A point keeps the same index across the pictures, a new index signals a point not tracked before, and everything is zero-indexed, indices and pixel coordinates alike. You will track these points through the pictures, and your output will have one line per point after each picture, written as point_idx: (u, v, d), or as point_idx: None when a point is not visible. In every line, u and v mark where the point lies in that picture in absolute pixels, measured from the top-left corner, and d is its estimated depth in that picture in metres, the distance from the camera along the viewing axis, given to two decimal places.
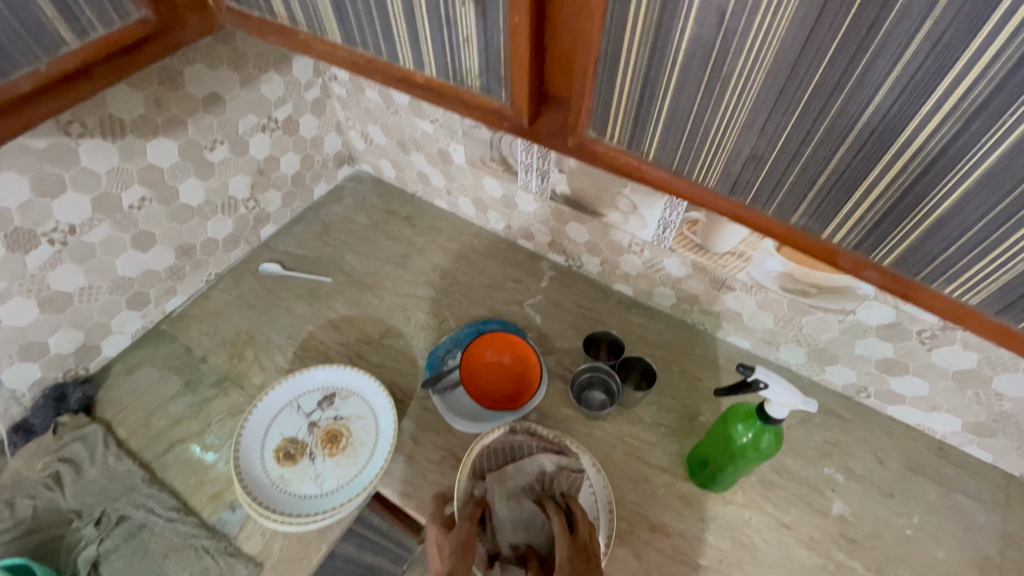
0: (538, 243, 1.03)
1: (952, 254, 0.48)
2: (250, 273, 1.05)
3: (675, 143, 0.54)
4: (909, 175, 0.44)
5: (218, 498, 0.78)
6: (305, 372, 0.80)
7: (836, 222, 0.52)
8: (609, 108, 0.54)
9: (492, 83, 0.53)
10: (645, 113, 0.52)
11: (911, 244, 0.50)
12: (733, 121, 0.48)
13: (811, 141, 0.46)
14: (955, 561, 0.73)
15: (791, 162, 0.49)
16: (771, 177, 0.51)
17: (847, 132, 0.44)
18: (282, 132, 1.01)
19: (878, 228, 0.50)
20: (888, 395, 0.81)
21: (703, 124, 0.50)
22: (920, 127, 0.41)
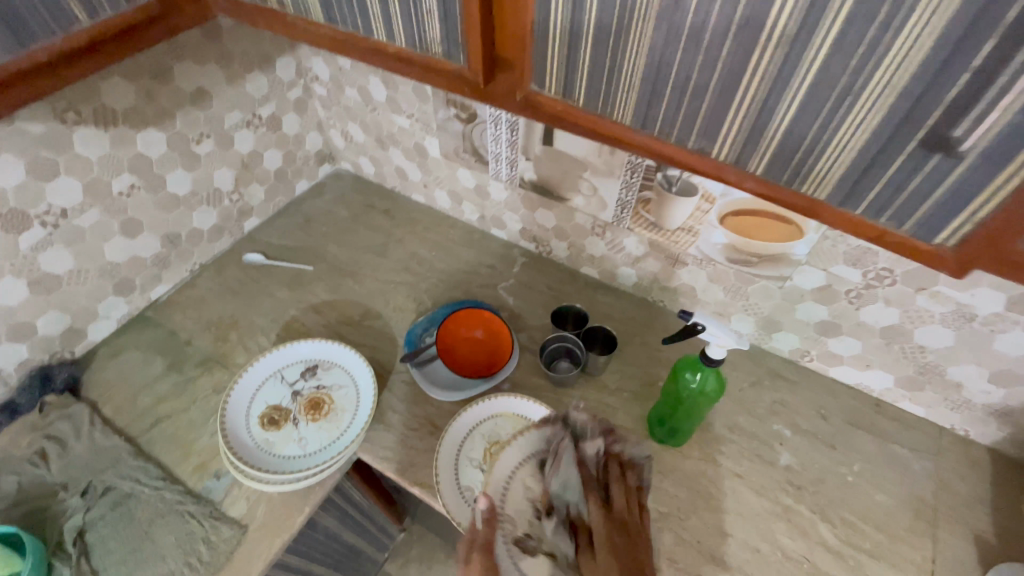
0: (510, 231, 1.10)
1: (827, 168, 0.42)
2: (233, 263, 1.09)
3: (589, 85, 0.48)
4: (759, 105, 0.41)
5: (203, 468, 0.81)
6: (289, 345, 0.85)
7: (724, 144, 0.45)
8: (542, 61, 0.49)
9: (454, 49, 0.52)
10: (570, 61, 0.48)
11: (794, 159, 0.43)
12: (631, 58, 0.44)
13: (701, 79, 0.42)
14: (893, 503, 0.79)
15: (676, 96, 0.44)
16: (668, 106, 0.45)
17: (731, 67, 0.40)
18: (266, 129, 1.07)
19: (761, 152, 0.44)
20: (829, 357, 0.89)
21: (604, 69, 0.46)
22: (777, 64, 0.38)
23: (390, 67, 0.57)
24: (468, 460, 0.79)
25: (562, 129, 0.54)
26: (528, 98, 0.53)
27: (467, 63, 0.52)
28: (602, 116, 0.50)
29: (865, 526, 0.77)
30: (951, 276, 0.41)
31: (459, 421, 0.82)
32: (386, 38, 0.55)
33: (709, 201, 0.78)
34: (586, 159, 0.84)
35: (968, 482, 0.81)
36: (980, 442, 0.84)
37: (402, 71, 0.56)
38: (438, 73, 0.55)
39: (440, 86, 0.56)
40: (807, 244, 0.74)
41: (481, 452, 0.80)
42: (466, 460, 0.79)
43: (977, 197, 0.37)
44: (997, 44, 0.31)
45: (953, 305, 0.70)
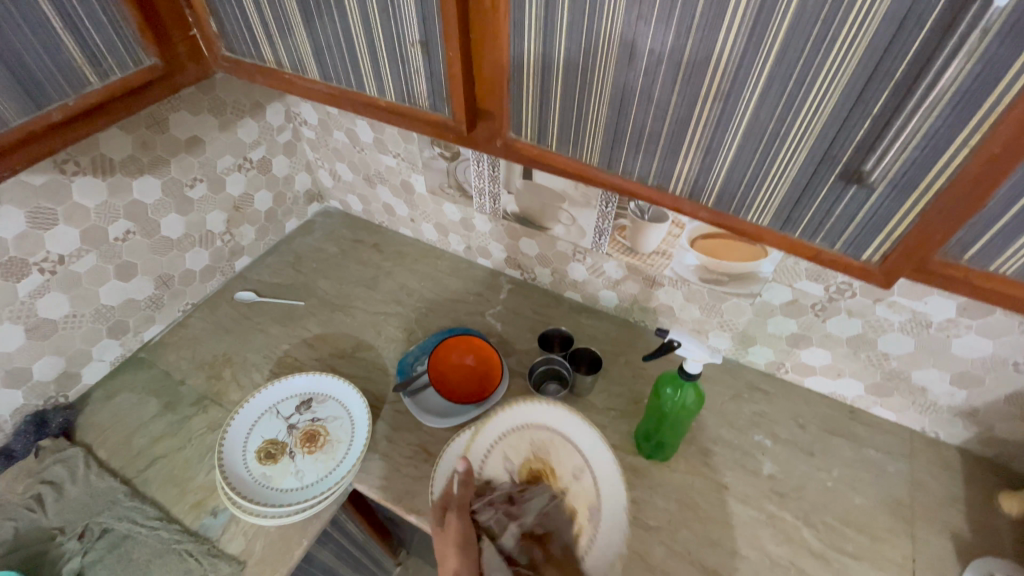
0: (496, 260, 1.14)
1: (767, 198, 0.48)
2: (226, 302, 1.11)
3: (560, 132, 0.54)
4: (705, 145, 0.47)
5: (200, 505, 0.82)
6: (284, 380, 0.87)
7: (677, 179, 0.51)
8: (517, 112, 0.55)
9: (439, 102, 0.58)
10: (543, 110, 0.53)
11: (741, 191, 0.49)
12: (594, 107, 0.50)
13: (654, 125, 0.48)
14: (871, 505, 0.83)
15: (636, 139, 0.50)
16: (629, 147, 0.51)
17: (678, 115, 0.46)
18: (256, 171, 1.11)
19: (712, 186, 0.50)
20: (802, 368, 0.93)
21: (573, 117, 0.52)
22: (717, 109, 0.44)
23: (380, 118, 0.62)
24: (503, 457, 0.78)
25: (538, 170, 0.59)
26: (506, 143, 0.58)
27: (450, 113, 0.58)
28: (571, 158, 0.55)
29: (846, 528, 0.80)
30: (882, 287, 0.47)
31: (498, 416, 0.80)
32: (378, 92, 0.60)
33: (679, 226, 0.83)
34: (564, 192, 0.89)
35: (940, 481, 0.85)
36: (949, 443, 0.89)
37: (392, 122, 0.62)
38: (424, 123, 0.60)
39: (426, 134, 0.61)
40: (772, 262, 0.80)
41: (520, 459, 0.78)
42: (501, 455, 0.78)
43: (897, 216, 0.43)
44: (892, 93, 0.38)
45: (909, 314, 0.75)
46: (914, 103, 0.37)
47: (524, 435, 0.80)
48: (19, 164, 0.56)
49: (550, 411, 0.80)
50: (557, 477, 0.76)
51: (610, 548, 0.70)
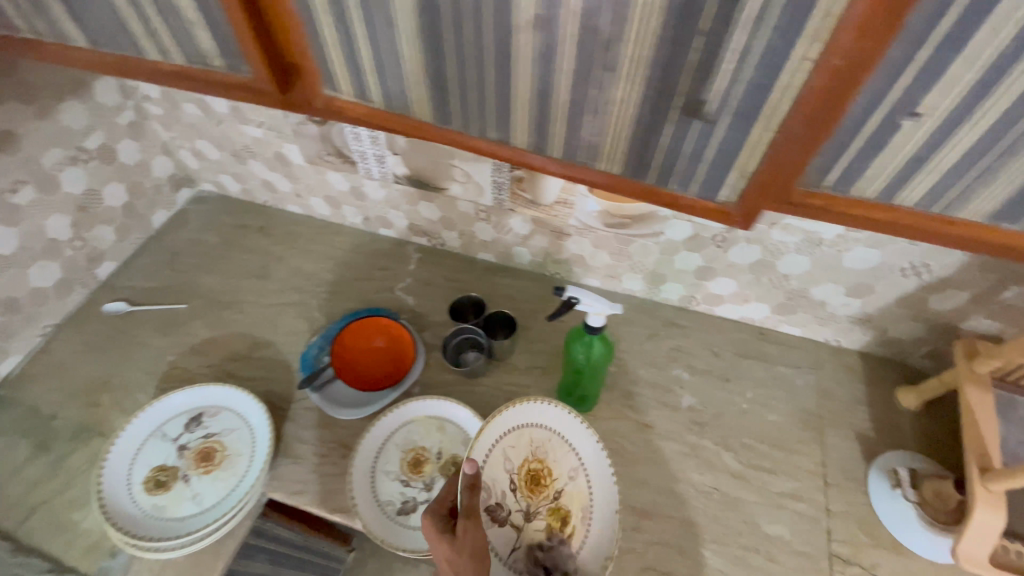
0: (398, 229, 1.06)
1: (604, 138, 0.53)
2: (95, 317, 0.97)
3: (383, 85, 0.56)
4: (528, 92, 0.51)
5: (96, 548, 0.74)
6: (166, 398, 0.77)
7: (509, 127, 0.56)
8: (327, 66, 0.57)
9: (236, 61, 0.59)
10: (360, 65, 0.55)
11: (597, 137, 0.53)
12: (414, 57, 0.52)
13: (490, 71, 0.50)
14: (784, 419, 0.86)
15: (461, 89, 0.53)
16: (457, 96, 0.54)
17: (499, 56, 0.48)
18: (98, 162, 0.95)
19: (555, 131, 0.54)
20: (712, 299, 0.93)
21: (397, 67, 0.53)
22: (532, 49, 0.47)
23: (191, 89, 0.64)
24: (503, 459, 0.68)
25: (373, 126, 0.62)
26: (328, 102, 0.61)
27: (254, 73, 0.60)
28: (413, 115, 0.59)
29: (762, 445, 0.84)
30: (741, 223, 0.55)
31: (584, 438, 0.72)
32: (183, 62, 0.61)
33: None
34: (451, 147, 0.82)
35: (843, 386, 0.90)
36: (851, 349, 0.93)
37: (203, 91, 0.64)
38: (236, 87, 0.62)
39: (246, 100, 0.63)
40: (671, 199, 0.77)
41: (520, 459, 0.69)
42: (501, 456, 0.68)
43: (747, 147, 0.49)
44: (716, 19, 0.40)
45: (802, 235, 0.76)
46: (726, 26, 0.40)
47: (525, 434, 0.70)
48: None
49: (441, 405, 0.82)
50: (552, 479, 0.71)
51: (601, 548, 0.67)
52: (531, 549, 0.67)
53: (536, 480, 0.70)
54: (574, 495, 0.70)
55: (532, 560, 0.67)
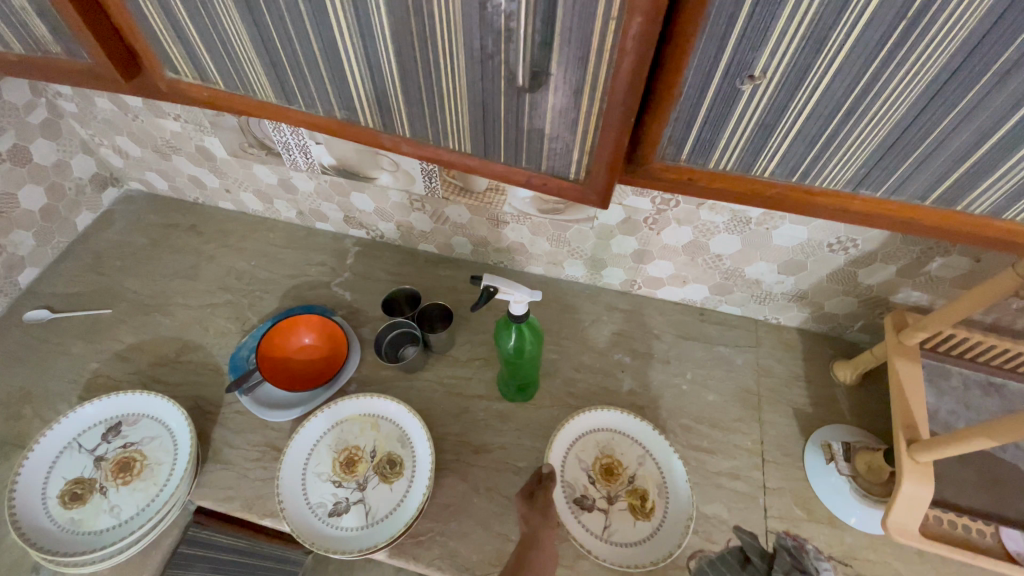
0: (335, 222, 1.03)
1: (445, 112, 0.47)
2: (13, 326, 0.92)
3: (214, 63, 0.50)
4: (369, 66, 0.45)
5: (15, 566, 0.71)
6: (81, 408, 0.74)
7: (364, 110, 0.50)
8: (162, 50, 0.51)
9: (72, 46, 0.53)
10: (183, 39, 0.49)
11: (431, 112, 0.48)
12: (235, 28, 0.46)
13: (305, 44, 0.45)
14: (724, 399, 0.87)
15: (297, 65, 0.47)
16: (295, 74, 0.48)
17: (318, 25, 0.43)
18: (10, 164, 0.89)
19: (396, 109, 0.49)
20: (652, 282, 0.92)
21: (216, 37, 0.47)
22: (348, 14, 0.41)
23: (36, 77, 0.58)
24: (577, 461, 0.78)
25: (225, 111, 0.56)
26: (170, 85, 0.55)
27: (90, 56, 0.53)
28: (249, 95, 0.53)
29: (701, 426, 0.84)
30: (597, 205, 0.50)
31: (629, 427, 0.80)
32: (24, 48, 0.56)
33: None
34: None
35: (782, 362, 0.91)
36: (789, 326, 0.94)
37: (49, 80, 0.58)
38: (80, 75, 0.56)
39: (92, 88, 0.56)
40: None
41: (592, 458, 0.79)
42: (575, 459, 0.79)
43: (584, 117, 0.43)
44: None
45: (729, 214, 0.75)
46: None
47: (589, 439, 0.80)
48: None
49: (375, 403, 0.81)
50: (625, 468, 0.78)
51: (681, 511, 0.73)
52: (616, 527, 0.73)
53: (609, 471, 0.78)
54: (647, 475, 0.77)
55: (609, 536, 0.72)
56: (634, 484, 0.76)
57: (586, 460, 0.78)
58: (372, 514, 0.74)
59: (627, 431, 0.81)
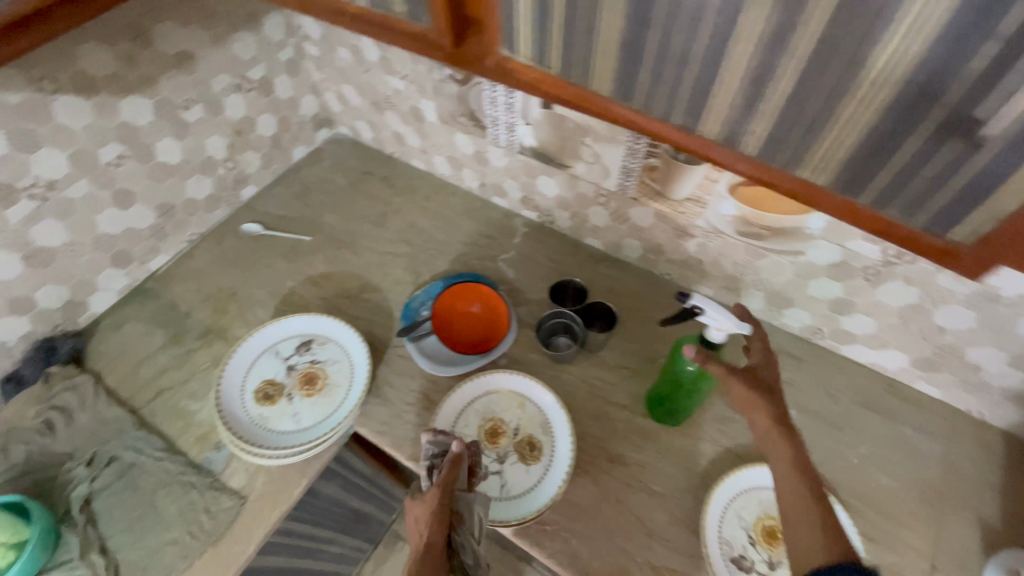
0: (512, 200, 1.06)
1: (813, 137, 0.45)
2: (232, 234, 1.07)
3: (563, 52, 0.52)
4: (745, 73, 0.43)
5: (205, 440, 0.82)
6: (282, 320, 0.85)
7: (710, 116, 0.49)
8: (511, 25, 0.53)
9: (417, 8, 0.56)
10: (543, 23, 0.50)
11: (793, 136, 0.46)
12: (603, 44, 0.48)
13: (686, 46, 0.44)
14: (897, 486, 0.77)
15: (653, 74, 0.48)
16: (646, 80, 0.49)
17: (720, 25, 0.41)
18: (257, 93, 1.02)
19: (756, 125, 0.47)
20: (841, 335, 0.84)
21: (579, 30, 0.48)
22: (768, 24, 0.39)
23: (354, 27, 0.62)
24: (736, 518, 0.73)
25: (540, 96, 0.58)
26: (500, 62, 0.57)
27: (431, 22, 0.56)
28: (585, 87, 0.54)
29: (865, 508, 0.75)
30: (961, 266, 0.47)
31: None
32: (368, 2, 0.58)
33: (719, 169, 0.72)
34: (587, 125, 0.78)
35: (980, 466, 0.78)
36: (998, 427, 0.80)
37: (365, 31, 0.62)
38: (408, 36, 0.59)
39: (413, 49, 0.60)
40: (823, 218, 0.69)
41: (753, 517, 0.73)
42: (734, 516, 0.73)
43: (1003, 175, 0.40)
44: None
45: (976, 286, 0.65)
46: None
47: (751, 495, 0.74)
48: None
49: (526, 384, 0.83)
50: None
51: None
52: None
53: (774, 534, 0.71)
54: None
55: None
56: None
57: (747, 518, 0.72)
58: (507, 489, 0.76)
59: None
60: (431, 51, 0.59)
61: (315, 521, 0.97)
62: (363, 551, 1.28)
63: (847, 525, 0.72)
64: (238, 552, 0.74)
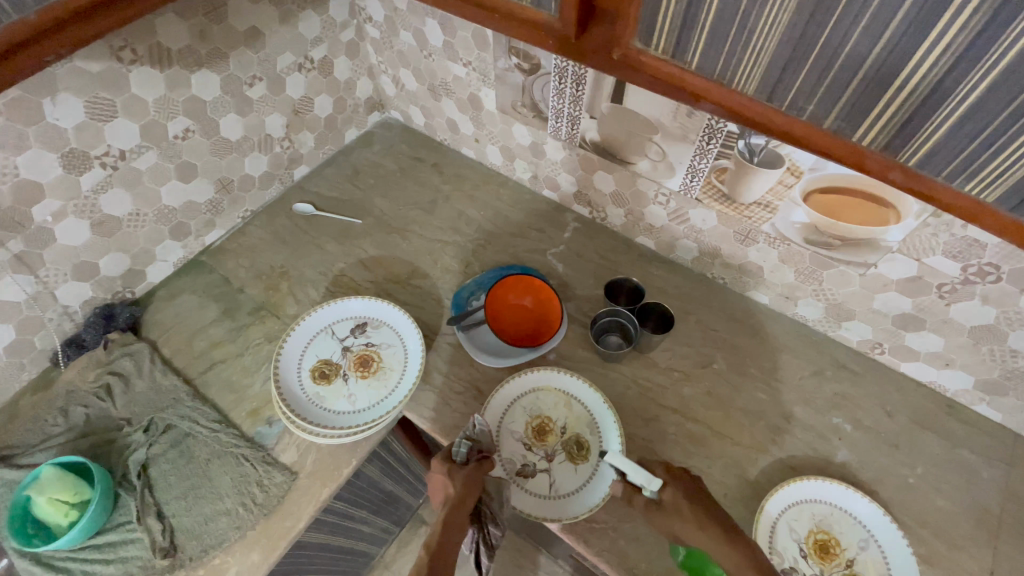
0: (564, 194, 1.05)
1: (991, 156, 0.41)
2: (285, 213, 1.08)
3: (707, 48, 0.48)
4: (935, 81, 0.40)
5: (256, 414, 0.84)
6: (340, 302, 0.87)
7: (873, 126, 0.45)
8: (649, 17, 0.50)
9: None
10: (687, 17, 0.47)
11: (968, 151, 0.42)
12: (759, 42, 0.45)
13: (859, 45, 0.41)
14: (955, 510, 0.75)
15: (814, 77, 0.44)
16: (804, 83, 0.45)
17: (909, 23, 0.38)
18: (317, 73, 1.02)
19: (923, 135, 0.43)
20: (902, 351, 0.82)
21: (735, 26, 0.45)
22: (972, 26, 0.36)
23: (468, 13, 0.62)
24: (788, 531, 0.72)
25: (664, 89, 0.55)
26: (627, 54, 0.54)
27: (558, 12, 0.56)
28: (718, 82, 0.50)
29: (921, 530, 0.73)
30: None
31: (849, 504, 0.73)
32: None
33: (795, 175, 0.70)
34: (657, 121, 0.76)
35: None
36: None
37: (479, 19, 0.62)
38: (527, 23, 0.59)
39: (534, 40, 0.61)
40: (904, 230, 0.67)
41: (805, 530, 0.72)
42: (786, 528, 0.72)
43: None
44: None
45: None
46: None
47: (804, 508, 0.73)
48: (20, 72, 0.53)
49: (575, 381, 0.82)
50: (843, 550, 0.70)
51: None
52: None
53: (825, 550, 0.71)
54: (870, 560, 0.70)
55: None
56: (854, 571, 0.69)
57: (799, 531, 0.71)
58: (555, 487, 0.76)
59: (851, 509, 0.73)
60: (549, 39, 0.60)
61: (354, 501, 0.98)
62: (390, 533, 1.30)
63: (905, 543, 0.69)
64: (288, 527, 0.74)
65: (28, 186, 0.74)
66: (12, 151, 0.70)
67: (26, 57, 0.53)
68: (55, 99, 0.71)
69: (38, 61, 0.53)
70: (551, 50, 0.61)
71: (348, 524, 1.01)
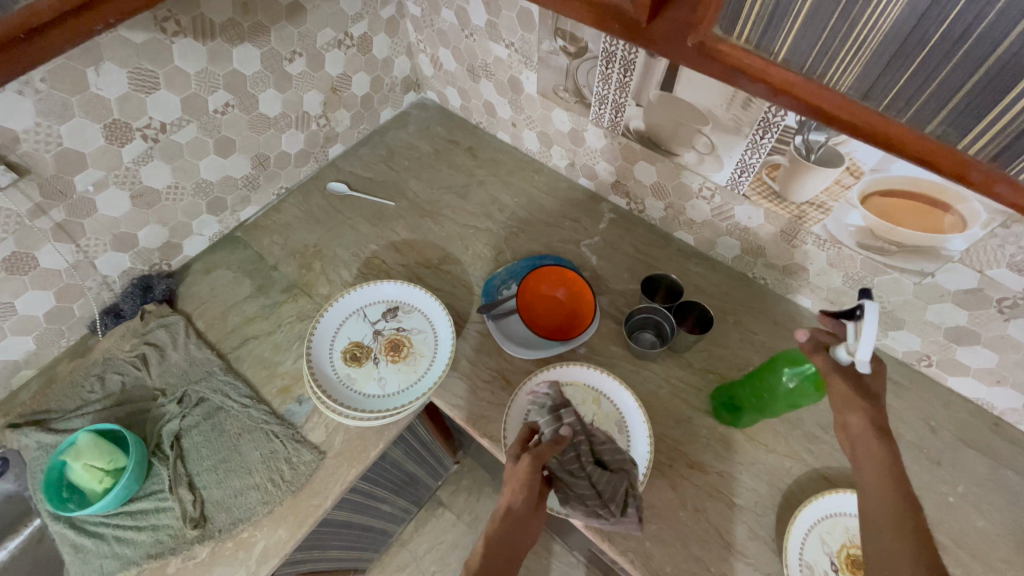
0: (601, 183, 1.02)
1: None
2: (319, 192, 1.08)
3: (797, 43, 0.47)
4: None
5: (286, 392, 0.84)
6: (373, 285, 0.87)
7: (981, 134, 0.44)
8: (733, 7, 0.48)
9: None
10: (776, 12, 0.46)
11: None
12: (859, 42, 0.44)
13: (974, 51, 0.40)
14: (997, 533, 0.72)
15: (921, 77, 0.43)
16: (909, 81, 0.44)
17: None
18: (356, 50, 1.01)
19: None
20: (952, 365, 0.78)
21: (832, 22, 0.44)
22: None
23: None
24: (819, 543, 0.69)
25: (741, 83, 0.54)
26: (704, 42, 0.52)
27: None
28: (807, 77, 0.49)
29: (960, 551, 0.70)
30: None
31: None
32: None
33: (855, 175, 0.66)
34: (709, 112, 0.73)
35: None
36: None
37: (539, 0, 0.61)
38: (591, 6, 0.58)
39: (594, 23, 0.59)
40: (968, 239, 0.63)
41: (837, 544, 0.69)
42: (818, 540, 0.69)
43: None
44: None
45: None
46: None
47: (837, 521, 0.70)
48: (68, 40, 0.52)
49: (603, 378, 0.81)
50: None
51: None
52: None
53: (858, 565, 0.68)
54: None
55: None
56: None
57: (831, 544, 0.69)
58: None
59: None
60: (615, 21, 0.57)
61: (377, 482, 0.99)
62: (409, 513, 1.31)
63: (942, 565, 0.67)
64: (315, 505, 0.75)
65: (71, 155, 0.74)
66: (56, 120, 0.70)
67: (74, 26, 0.52)
68: (99, 69, 0.70)
69: (84, 31, 0.53)
70: (614, 34, 0.59)
71: (370, 503, 1.02)
